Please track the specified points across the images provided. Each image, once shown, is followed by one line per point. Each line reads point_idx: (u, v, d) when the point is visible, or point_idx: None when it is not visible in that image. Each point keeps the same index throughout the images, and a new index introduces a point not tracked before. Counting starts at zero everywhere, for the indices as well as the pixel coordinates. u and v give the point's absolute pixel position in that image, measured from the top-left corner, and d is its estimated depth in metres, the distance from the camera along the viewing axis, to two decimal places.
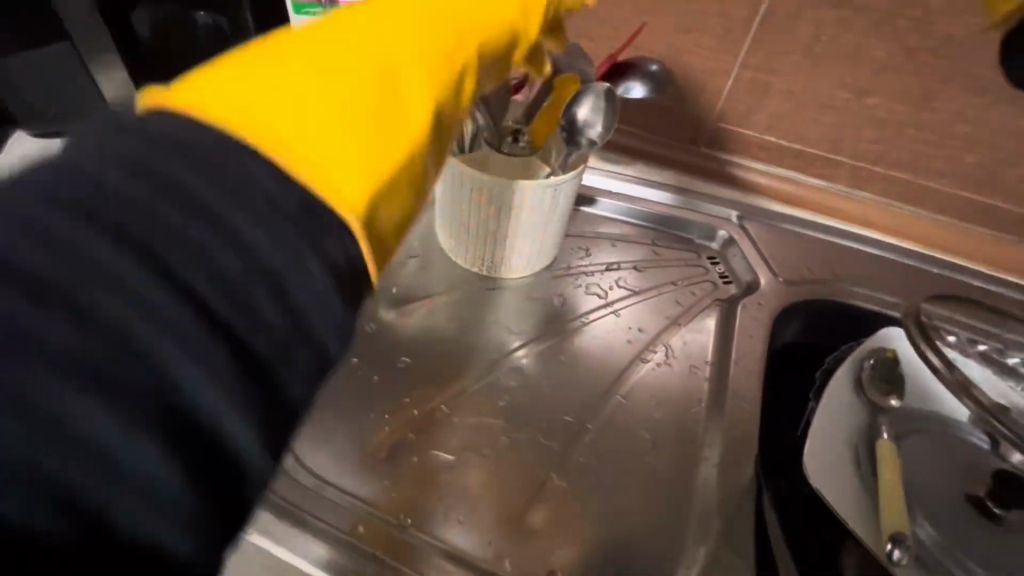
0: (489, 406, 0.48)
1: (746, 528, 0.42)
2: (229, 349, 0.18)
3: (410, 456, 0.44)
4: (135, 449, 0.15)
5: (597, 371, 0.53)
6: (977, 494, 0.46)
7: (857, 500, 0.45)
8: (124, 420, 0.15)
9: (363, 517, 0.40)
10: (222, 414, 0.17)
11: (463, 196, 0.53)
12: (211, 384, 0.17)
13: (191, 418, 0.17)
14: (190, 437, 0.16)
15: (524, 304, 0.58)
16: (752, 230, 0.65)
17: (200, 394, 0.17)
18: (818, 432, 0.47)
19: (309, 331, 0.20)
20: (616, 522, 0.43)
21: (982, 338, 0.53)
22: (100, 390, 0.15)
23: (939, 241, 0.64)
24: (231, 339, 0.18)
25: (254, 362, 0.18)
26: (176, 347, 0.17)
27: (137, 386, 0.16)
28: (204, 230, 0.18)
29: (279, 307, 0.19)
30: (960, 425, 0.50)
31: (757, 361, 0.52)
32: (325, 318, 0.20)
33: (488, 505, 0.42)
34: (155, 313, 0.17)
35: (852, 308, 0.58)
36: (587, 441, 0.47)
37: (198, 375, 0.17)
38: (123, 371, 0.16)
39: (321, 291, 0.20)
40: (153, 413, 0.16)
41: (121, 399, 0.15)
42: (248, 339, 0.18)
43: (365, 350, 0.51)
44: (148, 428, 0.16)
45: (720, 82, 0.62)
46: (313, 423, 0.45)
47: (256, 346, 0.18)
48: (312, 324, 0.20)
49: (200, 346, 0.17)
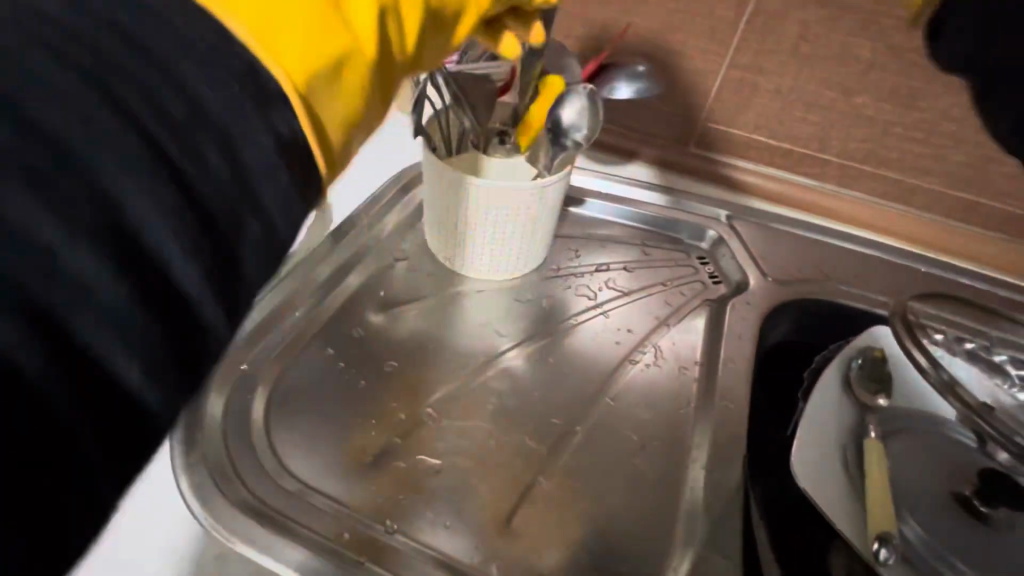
0: (477, 409, 0.48)
1: (734, 530, 0.42)
2: (180, 193, 0.19)
3: (396, 460, 0.44)
4: (93, 263, 0.17)
5: (586, 373, 0.52)
6: (964, 492, 0.46)
7: (844, 501, 0.44)
8: (72, 218, 0.17)
9: (349, 526, 0.40)
10: (171, 250, 0.18)
11: (452, 200, 0.53)
12: (163, 219, 0.18)
13: (137, 242, 0.18)
14: (139, 263, 0.18)
15: (513, 306, 0.57)
16: (742, 229, 0.65)
17: (147, 216, 0.18)
18: (806, 432, 0.47)
19: (258, 197, 0.21)
20: (604, 525, 0.43)
21: (968, 336, 0.53)
22: (48, 184, 0.17)
23: (927, 239, 0.64)
24: (179, 179, 0.19)
25: (200, 206, 0.19)
26: (130, 179, 0.18)
27: (84, 194, 0.17)
28: (157, 76, 0.19)
29: (226, 161, 0.20)
30: (949, 424, 0.50)
31: (745, 361, 0.52)
32: (274, 185, 0.21)
33: (475, 508, 0.42)
34: (115, 147, 0.18)
35: (843, 307, 0.58)
36: (575, 444, 0.47)
37: (151, 212, 0.18)
38: (74, 182, 0.17)
39: (268, 157, 0.21)
40: (105, 231, 0.17)
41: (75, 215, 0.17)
42: (201, 187, 0.19)
43: (352, 354, 0.50)
44: (92, 232, 0.17)
45: (708, 82, 0.62)
46: (299, 428, 0.45)
47: (205, 188, 0.20)
48: (261, 194, 0.21)
49: (155, 184, 0.18)
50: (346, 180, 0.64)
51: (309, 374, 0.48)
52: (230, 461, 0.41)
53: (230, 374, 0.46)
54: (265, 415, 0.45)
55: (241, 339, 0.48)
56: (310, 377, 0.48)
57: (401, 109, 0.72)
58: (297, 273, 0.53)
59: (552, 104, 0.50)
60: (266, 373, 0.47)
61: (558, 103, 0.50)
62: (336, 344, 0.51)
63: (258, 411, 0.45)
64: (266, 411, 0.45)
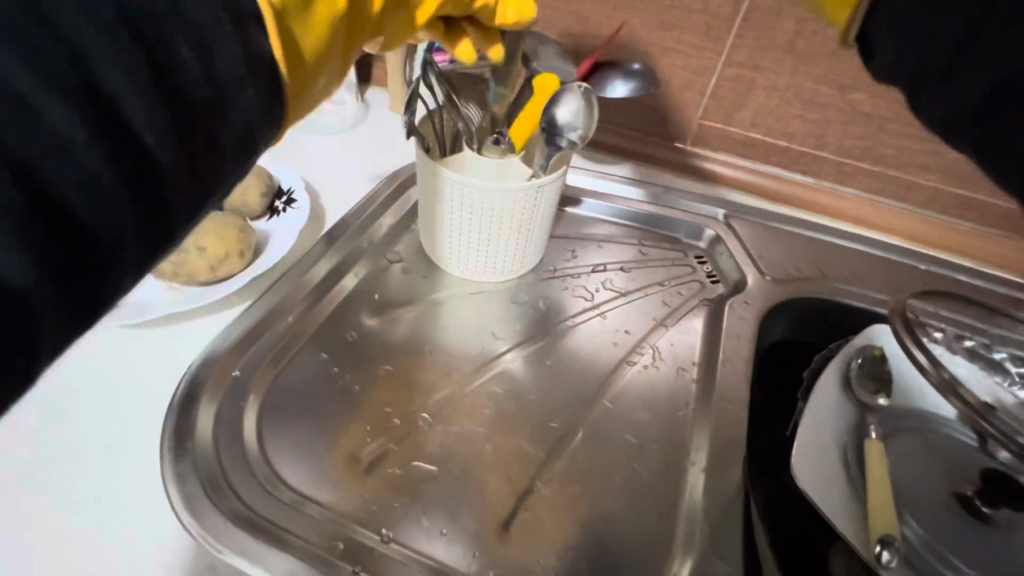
0: (474, 413, 0.47)
1: (734, 533, 0.41)
2: (157, 88, 0.20)
3: (391, 467, 0.43)
4: (68, 126, 0.18)
5: (583, 375, 0.52)
6: (965, 492, 0.45)
7: (845, 502, 0.44)
8: (51, 85, 0.18)
9: (342, 535, 0.39)
10: (144, 130, 0.20)
11: (446, 201, 0.52)
12: (140, 105, 0.20)
13: (113, 121, 0.19)
14: (113, 132, 0.19)
15: (509, 307, 0.57)
16: (739, 227, 0.64)
17: (121, 99, 0.19)
18: (806, 433, 0.47)
19: (229, 109, 0.22)
20: (602, 530, 0.42)
21: (967, 333, 0.53)
22: (25, 52, 0.18)
23: (925, 236, 0.64)
24: (154, 69, 0.20)
25: (172, 98, 0.21)
26: (108, 60, 0.19)
27: (61, 66, 0.18)
28: None
29: (200, 60, 0.21)
30: (949, 423, 0.50)
31: (744, 361, 0.52)
32: (243, 91, 0.23)
33: (470, 514, 0.41)
34: (94, 22, 0.19)
35: (843, 306, 0.58)
36: (572, 448, 0.46)
37: (127, 95, 0.19)
38: (50, 51, 0.18)
39: (238, 70, 0.22)
40: (82, 103, 0.19)
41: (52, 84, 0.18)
42: (178, 86, 0.21)
43: (347, 359, 0.50)
44: (68, 100, 0.18)
45: (703, 80, 0.62)
46: (292, 435, 0.44)
47: (178, 82, 0.21)
48: (231, 107, 0.22)
49: (130, 69, 0.19)
50: (339, 183, 0.63)
51: (303, 379, 0.47)
52: (220, 470, 0.40)
53: (221, 381, 0.45)
54: (258, 422, 0.44)
55: (232, 345, 0.47)
56: (303, 383, 0.47)
57: (395, 108, 0.72)
58: (290, 276, 0.53)
59: (546, 104, 0.50)
60: (259, 379, 0.46)
61: (552, 103, 0.49)
62: (329, 348, 0.50)
63: (251, 418, 0.44)
64: (258, 418, 0.44)
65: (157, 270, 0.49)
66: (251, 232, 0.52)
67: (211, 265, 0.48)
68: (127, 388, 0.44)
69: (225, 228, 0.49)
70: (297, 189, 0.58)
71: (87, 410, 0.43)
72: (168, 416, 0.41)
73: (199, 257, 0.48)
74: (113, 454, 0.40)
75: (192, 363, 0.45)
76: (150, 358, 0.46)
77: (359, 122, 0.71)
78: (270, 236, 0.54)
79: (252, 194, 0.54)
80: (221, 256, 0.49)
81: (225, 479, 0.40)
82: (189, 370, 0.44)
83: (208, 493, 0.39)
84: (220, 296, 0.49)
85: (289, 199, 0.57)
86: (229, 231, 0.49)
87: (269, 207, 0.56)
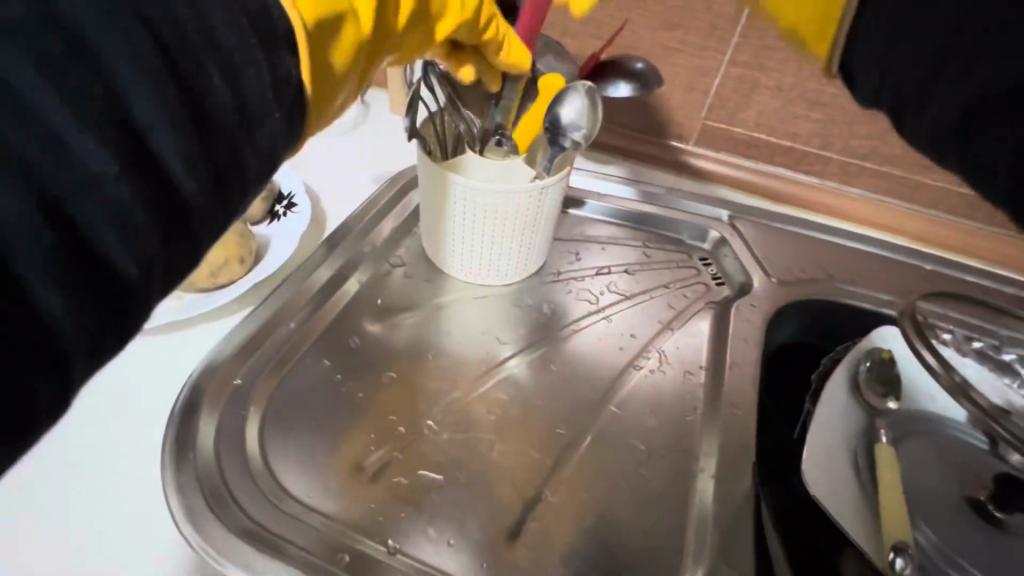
0: (479, 420, 0.47)
1: (745, 540, 0.41)
2: (187, 113, 0.22)
3: (395, 476, 0.42)
4: (103, 154, 0.20)
5: (589, 381, 0.51)
6: (977, 497, 0.45)
7: (856, 508, 0.43)
8: (87, 114, 0.20)
9: (347, 547, 0.38)
10: (171, 152, 0.22)
11: (448, 204, 0.52)
12: (170, 130, 0.22)
13: (145, 145, 0.21)
14: (143, 155, 0.21)
15: (513, 311, 0.56)
16: (744, 229, 0.63)
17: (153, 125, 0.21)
18: (815, 437, 0.46)
19: (253, 130, 0.25)
20: (611, 539, 0.42)
21: (976, 335, 0.52)
22: (62, 85, 0.19)
23: (931, 236, 0.63)
24: (183, 93, 0.22)
25: (200, 120, 0.23)
26: (144, 88, 0.21)
27: (96, 97, 0.20)
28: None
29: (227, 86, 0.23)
30: (959, 426, 0.49)
31: (751, 365, 0.51)
32: (267, 116, 0.25)
33: (476, 523, 0.41)
34: (131, 57, 0.21)
35: (850, 308, 0.57)
36: (579, 454, 0.46)
37: (160, 121, 0.21)
38: (83, 83, 0.20)
39: (263, 95, 0.25)
40: (116, 129, 0.20)
41: (93, 113, 0.20)
42: (207, 110, 0.23)
43: (349, 366, 0.49)
44: (102, 129, 0.20)
45: (707, 80, 0.61)
46: (294, 444, 0.43)
47: (206, 105, 0.23)
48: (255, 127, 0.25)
49: (164, 92, 0.21)
50: (339, 186, 0.63)
51: (306, 387, 0.47)
52: (223, 481, 0.39)
53: (223, 389, 0.44)
54: (260, 431, 0.43)
55: (233, 352, 0.46)
56: (306, 391, 0.46)
57: (396, 110, 0.71)
58: (290, 282, 0.52)
59: (551, 102, 0.49)
60: (260, 388, 0.46)
61: (556, 102, 0.49)
62: (332, 355, 0.49)
63: (253, 427, 0.43)
64: (261, 428, 0.43)
65: None
66: (251, 237, 0.51)
67: (210, 272, 0.48)
68: (127, 400, 0.43)
69: (225, 234, 0.48)
70: (297, 193, 0.57)
71: (85, 422, 0.42)
72: (169, 426, 0.41)
73: (198, 264, 0.47)
74: (113, 468, 0.40)
75: (193, 371, 0.44)
76: (149, 367, 0.45)
77: (359, 125, 0.70)
78: (271, 241, 0.53)
79: (252, 198, 0.54)
80: (222, 262, 0.48)
81: (227, 490, 0.39)
82: (190, 379, 0.43)
83: (211, 505, 0.38)
84: (219, 302, 0.48)
85: (289, 203, 0.57)
86: (229, 236, 0.48)
87: (269, 211, 0.55)
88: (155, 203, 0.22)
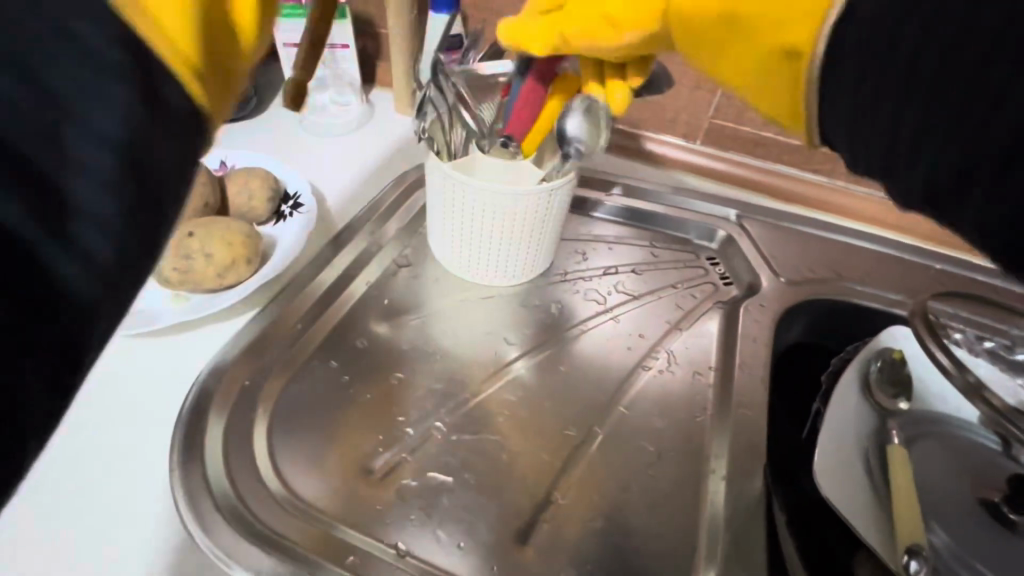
0: (487, 422, 0.46)
1: (757, 541, 0.40)
2: (37, 185, 0.19)
3: (404, 478, 0.42)
4: None
5: (598, 382, 0.51)
6: (991, 498, 0.44)
7: (869, 510, 0.43)
8: None
9: (355, 549, 0.38)
10: (32, 234, 0.19)
11: (456, 205, 0.52)
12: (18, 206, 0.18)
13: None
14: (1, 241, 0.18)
15: (519, 311, 0.56)
16: (752, 228, 0.63)
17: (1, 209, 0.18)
18: (827, 439, 0.46)
19: (138, 171, 0.21)
20: (620, 536, 0.41)
21: (988, 335, 0.52)
22: None
23: (940, 235, 0.63)
24: (28, 167, 0.19)
25: (59, 188, 0.19)
26: None
27: None
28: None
29: (87, 138, 0.20)
30: (972, 427, 0.48)
31: (761, 365, 0.51)
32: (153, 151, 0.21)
33: (487, 525, 0.41)
34: None
35: (859, 307, 0.57)
36: (589, 455, 0.45)
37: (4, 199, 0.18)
38: None
39: (133, 126, 0.20)
40: None
41: None
42: (63, 172, 0.19)
43: (357, 366, 0.49)
44: None
45: (715, 78, 0.61)
46: (302, 445, 0.43)
47: (62, 169, 0.19)
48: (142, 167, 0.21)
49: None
50: (344, 186, 0.62)
51: (314, 388, 0.46)
52: (231, 484, 0.39)
53: (231, 390, 0.44)
54: (268, 433, 0.43)
55: (241, 354, 0.46)
56: (314, 393, 0.46)
57: (401, 111, 0.71)
58: (297, 282, 0.52)
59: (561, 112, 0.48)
60: (268, 388, 0.45)
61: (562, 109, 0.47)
62: (339, 356, 0.49)
63: (261, 429, 0.43)
64: (269, 430, 0.43)
65: (163, 279, 0.47)
66: (258, 237, 0.51)
67: (217, 273, 0.47)
68: (134, 401, 0.43)
69: (231, 234, 0.48)
70: (303, 192, 0.57)
71: (92, 424, 0.42)
72: (177, 427, 0.40)
73: (205, 265, 0.47)
74: (120, 469, 0.40)
75: (200, 372, 0.44)
76: (156, 368, 0.45)
77: (364, 124, 0.70)
78: (277, 241, 0.53)
79: (257, 198, 0.53)
80: (228, 264, 0.47)
81: (236, 492, 0.39)
82: (198, 380, 0.43)
83: (220, 508, 0.38)
84: (226, 304, 0.48)
85: (296, 203, 0.56)
86: (235, 237, 0.48)
87: (275, 211, 0.55)
88: (38, 290, 0.19)
